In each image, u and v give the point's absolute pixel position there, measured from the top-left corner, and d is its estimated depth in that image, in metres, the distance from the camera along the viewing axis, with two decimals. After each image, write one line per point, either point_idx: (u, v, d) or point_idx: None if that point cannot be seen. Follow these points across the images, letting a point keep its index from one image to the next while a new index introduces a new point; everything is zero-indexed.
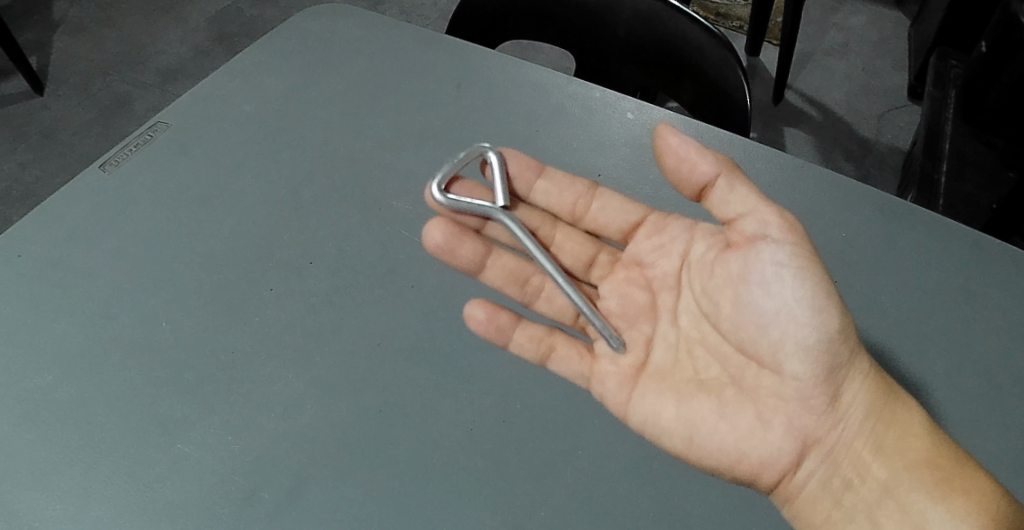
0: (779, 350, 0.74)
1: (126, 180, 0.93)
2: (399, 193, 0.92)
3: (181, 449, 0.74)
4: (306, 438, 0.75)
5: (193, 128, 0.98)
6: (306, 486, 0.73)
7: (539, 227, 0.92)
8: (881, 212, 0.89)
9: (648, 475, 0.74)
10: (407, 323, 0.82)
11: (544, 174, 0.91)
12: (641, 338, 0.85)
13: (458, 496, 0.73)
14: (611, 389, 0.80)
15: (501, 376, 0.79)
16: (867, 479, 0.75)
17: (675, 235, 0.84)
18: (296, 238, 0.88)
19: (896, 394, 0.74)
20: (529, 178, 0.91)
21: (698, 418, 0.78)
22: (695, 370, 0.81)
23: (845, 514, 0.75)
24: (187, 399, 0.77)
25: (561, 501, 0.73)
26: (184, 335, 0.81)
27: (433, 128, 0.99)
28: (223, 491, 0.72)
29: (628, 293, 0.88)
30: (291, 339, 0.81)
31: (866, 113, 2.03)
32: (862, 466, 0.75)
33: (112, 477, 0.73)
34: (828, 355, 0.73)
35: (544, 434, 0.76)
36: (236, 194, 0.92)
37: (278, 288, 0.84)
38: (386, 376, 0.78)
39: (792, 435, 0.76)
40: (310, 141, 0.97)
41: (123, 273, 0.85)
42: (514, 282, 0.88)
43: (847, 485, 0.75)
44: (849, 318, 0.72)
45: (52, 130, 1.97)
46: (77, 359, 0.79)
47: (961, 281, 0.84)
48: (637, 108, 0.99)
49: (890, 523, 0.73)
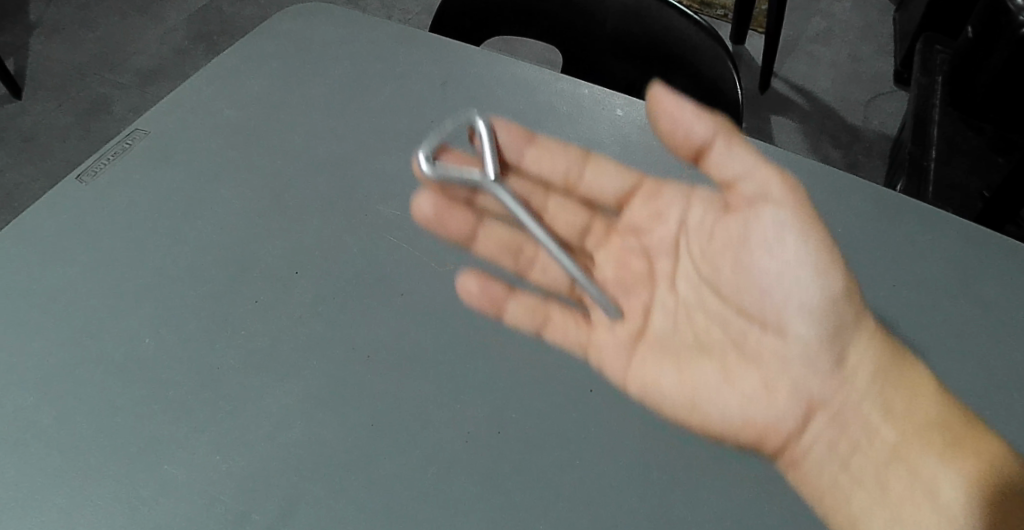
0: (784, 312, 0.75)
1: (105, 191, 0.90)
2: (386, 197, 0.89)
3: (171, 471, 0.71)
4: (299, 456, 0.72)
5: (173, 136, 0.96)
6: (301, 506, 0.70)
7: (532, 197, 0.91)
8: (877, 205, 0.87)
9: (659, 483, 0.70)
10: (398, 333, 0.79)
11: (535, 142, 0.90)
12: (639, 306, 0.87)
13: (453, 512, 0.69)
14: (620, 386, 0.77)
15: (496, 384, 0.76)
16: (874, 440, 0.78)
17: (671, 200, 0.85)
18: (281, 247, 0.85)
19: (906, 365, 0.74)
20: (519, 146, 0.90)
21: (704, 381, 0.79)
22: (696, 336, 0.83)
23: (853, 477, 0.77)
24: (174, 418, 0.74)
25: (565, 515, 0.69)
26: (170, 351, 0.78)
27: (418, 130, 0.96)
28: (217, 514, 0.70)
29: (622, 261, 0.90)
30: (279, 352, 0.78)
31: (853, 100, 2.02)
32: (871, 428, 0.78)
33: (99, 501, 0.70)
34: (831, 316, 0.74)
35: (542, 444, 0.72)
36: (218, 203, 0.89)
37: (265, 299, 0.81)
38: (378, 388, 0.76)
39: (798, 399, 0.78)
40: (293, 147, 0.94)
41: (104, 287, 0.82)
42: (510, 257, 0.87)
43: (855, 448, 0.78)
44: (852, 278, 0.73)
45: (32, 134, 1.92)
46: (60, 380, 0.76)
47: (962, 275, 0.82)
48: (627, 104, 0.97)
49: (898, 484, 0.75)
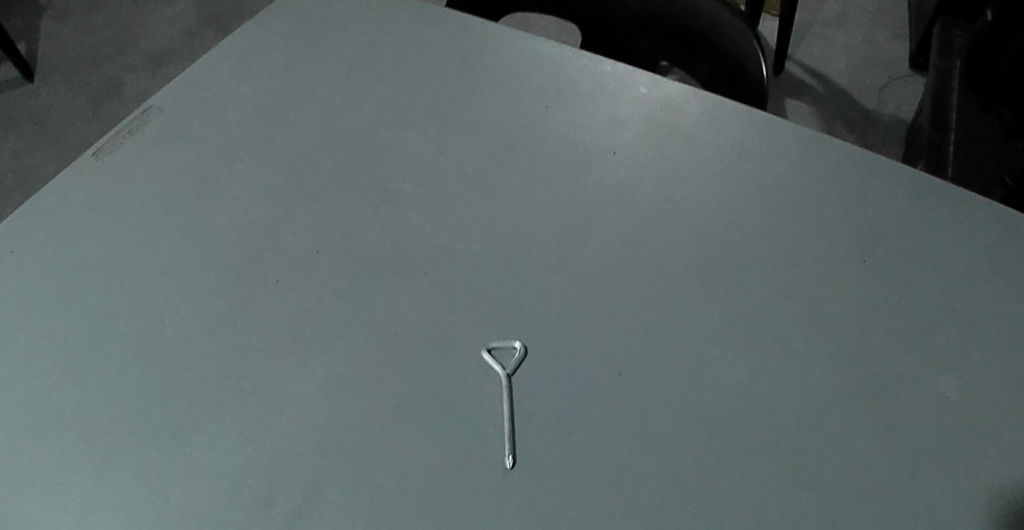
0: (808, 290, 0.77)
1: (123, 170, 0.89)
2: (407, 176, 0.87)
3: (191, 453, 0.68)
4: (324, 437, 0.68)
5: (190, 114, 0.94)
6: (326, 490, 0.66)
7: (552, 158, 0.88)
8: (912, 185, 0.85)
9: (700, 470, 0.67)
10: (421, 313, 0.76)
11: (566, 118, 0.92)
12: (660, 271, 0.79)
13: (488, 499, 0.65)
14: (657, 365, 0.72)
15: (524, 365, 0.72)
16: (889, 429, 0.69)
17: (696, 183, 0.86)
18: (302, 226, 0.83)
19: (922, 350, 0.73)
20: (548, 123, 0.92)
21: (721, 341, 0.74)
22: (710, 298, 0.77)
23: (885, 469, 0.67)
24: (195, 399, 0.71)
25: (604, 501, 0.65)
26: (188, 330, 0.75)
27: (438, 108, 0.94)
28: (238, 499, 0.66)
29: (641, 225, 0.82)
30: (301, 332, 0.75)
31: (868, 83, 1.98)
32: (888, 414, 0.70)
33: (117, 486, 0.67)
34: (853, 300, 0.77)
35: (573, 429, 0.68)
36: (237, 181, 0.87)
37: (285, 278, 0.79)
38: (402, 368, 0.72)
39: (814, 367, 0.72)
40: (311, 125, 0.92)
41: (122, 267, 0.81)
42: (528, 222, 0.83)
43: (876, 435, 0.69)
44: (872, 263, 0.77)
45: (44, 118, 1.91)
46: (77, 361, 0.74)
47: (1001, 258, 0.79)
48: (650, 82, 0.94)
49: (921, 474, 0.67)
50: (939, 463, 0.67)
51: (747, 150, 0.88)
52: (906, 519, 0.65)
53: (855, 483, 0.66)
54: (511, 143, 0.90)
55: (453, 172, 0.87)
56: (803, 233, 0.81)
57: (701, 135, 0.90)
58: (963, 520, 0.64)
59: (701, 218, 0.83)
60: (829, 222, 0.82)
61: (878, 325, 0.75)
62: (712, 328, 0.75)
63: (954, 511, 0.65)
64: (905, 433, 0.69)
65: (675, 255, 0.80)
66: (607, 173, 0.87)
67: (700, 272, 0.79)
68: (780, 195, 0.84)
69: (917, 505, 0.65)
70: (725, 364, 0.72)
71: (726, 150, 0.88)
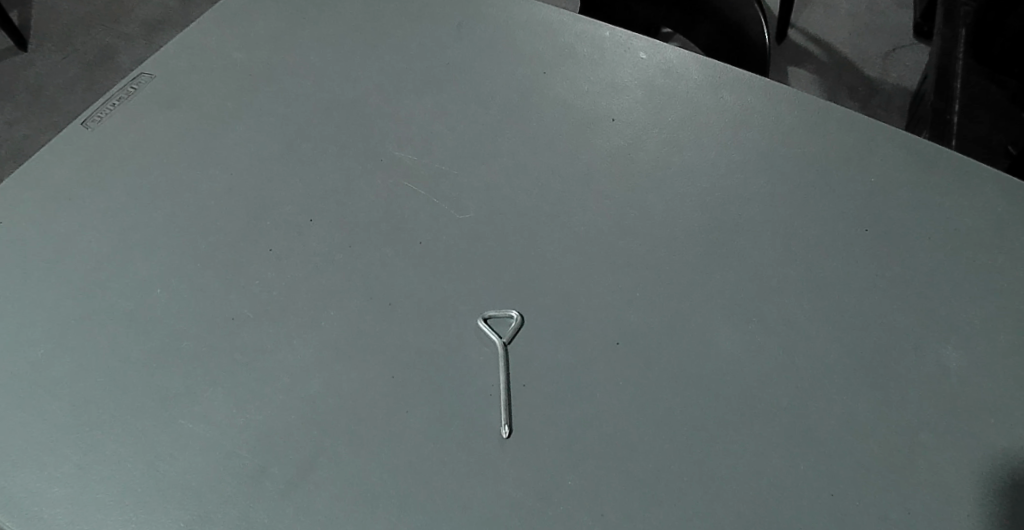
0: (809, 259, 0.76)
1: (113, 137, 0.87)
2: (402, 143, 0.86)
3: (184, 423, 0.67)
4: (318, 407, 0.68)
5: (181, 81, 0.92)
6: (320, 460, 0.65)
7: (550, 125, 0.86)
8: (916, 153, 0.83)
9: (698, 439, 0.66)
10: (417, 282, 0.75)
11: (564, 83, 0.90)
12: (658, 240, 0.77)
13: (485, 468, 0.64)
14: (655, 336, 0.71)
15: (521, 334, 0.71)
16: (888, 399, 0.68)
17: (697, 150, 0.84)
18: (295, 194, 0.82)
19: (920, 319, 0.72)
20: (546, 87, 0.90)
21: (719, 311, 0.73)
22: (709, 267, 0.76)
23: (883, 437, 0.66)
24: (189, 368, 0.70)
25: (601, 471, 0.64)
26: (181, 300, 0.74)
27: (433, 74, 0.92)
28: (232, 468, 0.65)
29: (640, 195, 0.81)
30: (294, 301, 0.74)
31: (872, 52, 1.95)
32: (886, 383, 0.69)
33: (109, 456, 0.66)
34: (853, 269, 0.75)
35: (570, 398, 0.68)
36: (229, 148, 0.86)
37: (279, 247, 0.78)
38: (398, 337, 0.71)
39: (812, 338, 0.71)
40: (304, 91, 0.90)
41: (114, 235, 0.79)
42: (525, 190, 0.81)
43: (874, 405, 0.68)
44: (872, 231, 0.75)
45: (38, 87, 1.88)
46: (69, 330, 0.73)
47: (1004, 227, 0.78)
48: (649, 47, 0.92)
49: (917, 442, 0.66)
50: (937, 433, 0.67)
51: (748, 117, 0.86)
52: (907, 488, 0.64)
53: (855, 452, 0.66)
54: (508, 109, 0.88)
55: (449, 138, 0.86)
56: (805, 201, 0.80)
57: (701, 101, 0.88)
58: (962, 489, 0.64)
59: (701, 185, 0.81)
60: (831, 190, 0.81)
61: (879, 294, 0.74)
62: (711, 296, 0.74)
63: (953, 480, 0.64)
64: (904, 402, 0.68)
65: (675, 223, 0.79)
66: (605, 141, 0.85)
67: (699, 240, 0.77)
68: (781, 163, 0.83)
69: (917, 474, 0.65)
70: (724, 333, 0.72)
71: (727, 117, 0.86)
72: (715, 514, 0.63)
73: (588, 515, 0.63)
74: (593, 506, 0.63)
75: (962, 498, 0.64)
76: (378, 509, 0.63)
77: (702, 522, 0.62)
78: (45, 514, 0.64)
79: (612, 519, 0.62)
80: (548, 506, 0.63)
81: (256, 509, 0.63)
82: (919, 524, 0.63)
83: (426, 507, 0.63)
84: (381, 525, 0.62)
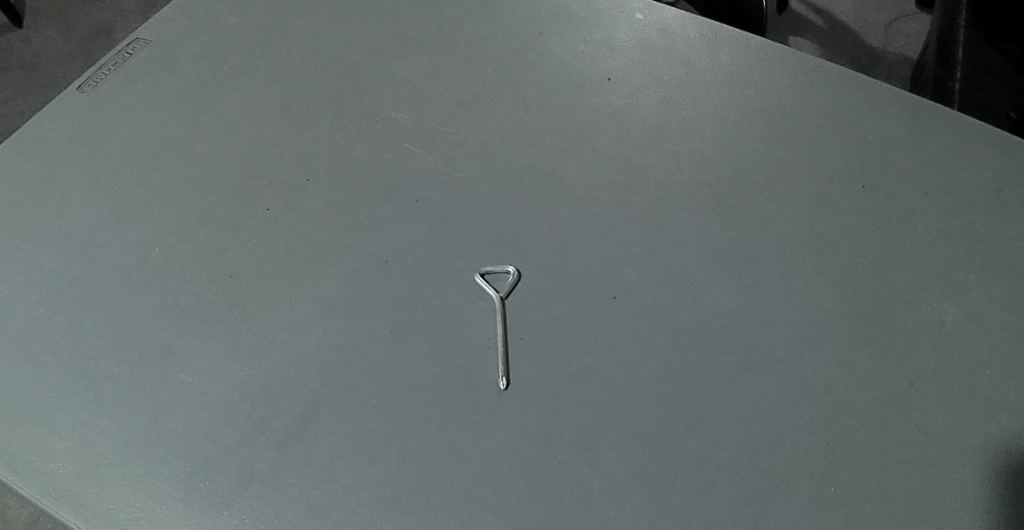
0: (803, 215, 0.76)
1: (108, 100, 0.87)
2: (398, 103, 0.85)
3: (184, 378, 0.68)
4: (315, 362, 0.68)
5: (175, 44, 0.91)
6: (318, 412, 0.65)
7: (545, 85, 0.86)
8: (913, 110, 0.83)
9: (692, 391, 0.67)
10: (413, 240, 0.75)
11: (559, 43, 0.89)
12: (653, 198, 0.77)
13: (482, 419, 0.65)
14: (650, 291, 0.72)
15: (519, 289, 0.72)
16: (880, 353, 0.68)
17: (693, 109, 0.84)
18: (292, 154, 0.81)
19: (912, 276, 0.73)
20: (541, 48, 0.89)
21: (714, 266, 0.73)
22: (704, 224, 0.76)
23: (875, 392, 0.67)
24: (189, 325, 0.71)
25: (596, 421, 0.65)
26: (179, 259, 0.75)
27: (429, 35, 0.91)
28: (232, 420, 0.65)
29: (636, 153, 0.80)
30: (291, 260, 0.74)
31: (874, 21, 1.93)
32: (878, 338, 0.69)
33: (112, 411, 0.66)
34: (848, 226, 0.76)
35: (566, 351, 0.68)
36: (224, 109, 0.85)
37: (275, 206, 0.78)
38: (396, 293, 0.72)
39: (806, 293, 0.72)
40: (299, 53, 0.90)
41: (111, 195, 0.79)
42: (520, 150, 0.81)
43: (866, 358, 0.68)
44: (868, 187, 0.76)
45: (36, 64, 1.87)
46: (69, 289, 0.74)
47: (999, 182, 0.78)
48: (646, 7, 0.91)
49: (909, 396, 0.67)
50: (928, 385, 0.67)
51: (745, 75, 0.86)
52: (898, 438, 0.65)
53: (847, 403, 0.66)
54: (504, 69, 0.88)
55: (445, 98, 0.85)
56: (802, 158, 0.80)
57: (698, 60, 0.87)
58: (957, 438, 0.65)
59: (698, 143, 0.81)
60: (828, 147, 0.80)
61: (875, 248, 0.74)
62: (708, 251, 0.74)
63: (948, 430, 0.65)
64: (899, 354, 0.68)
65: (671, 180, 0.78)
66: (602, 100, 0.85)
67: (696, 197, 0.77)
68: (779, 120, 0.83)
69: (908, 423, 0.65)
70: (720, 288, 0.72)
71: (724, 76, 0.86)
72: (711, 461, 0.64)
73: (583, 464, 0.63)
74: (590, 455, 0.64)
75: (957, 447, 0.64)
76: (377, 459, 0.63)
77: (698, 469, 0.63)
78: (49, 467, 0.64)
79: (608, 467, 0.63)
80: (545, 455, 0.64)
81: (256, 460, 0.64)
82: (914, 472, 0.63)
83: (425, 456, 0.63)
84: (381, 474, 0.63)
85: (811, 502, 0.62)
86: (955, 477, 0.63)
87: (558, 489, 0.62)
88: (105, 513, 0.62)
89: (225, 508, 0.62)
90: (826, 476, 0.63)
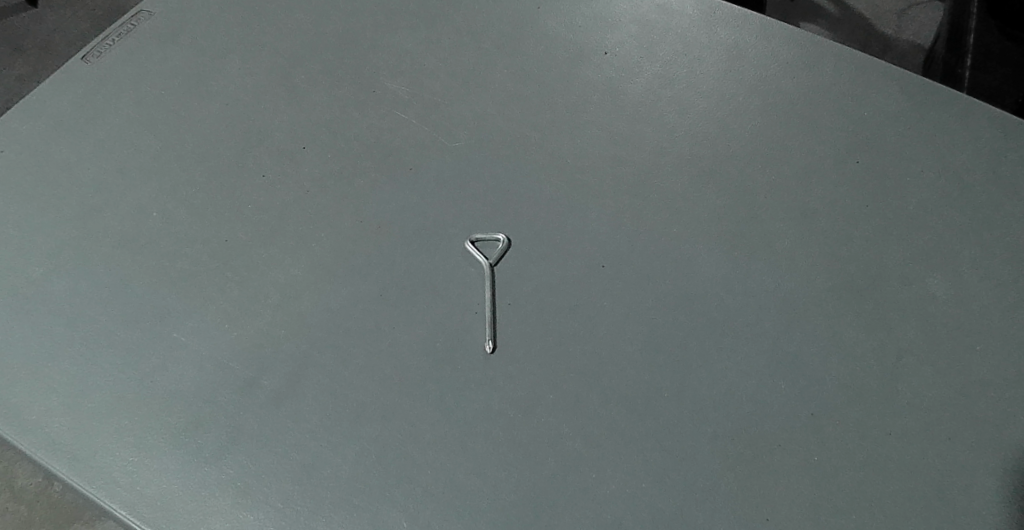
0: (793, 188, 0.76)
1: (110, 70, 0.88)
2: (395, 74, 0.86)
3: (178, 337, 0.69)
4: (305, 326, 0.69)
5: (178, 16, 0.92)
6: (307, 373, 0.67)
7: (541, 59, 0.86)
8: (908, 87, 0.83)
9: (677, 358, 0.67)
10: (406, 208, 0.75)
11: (556, 17, 0.89)
12: (645, 170, 0.78)
13: (468, 382, 0.66)
14: (639, 261, 0.72)
15: (508, 256, 0.72)
16: (865, 324, 0.69)
17: (688, 85, 0.84)
18: (288, 123, 0.82)
19: (900, 250, 0.73)
20: (538, 23, 0.89)
21: (703, 238, 0.74)
22: (694, 196, 0.76)
23: (860, 362, 0.67)
24: (185, 286, 0.72)
25: (580, 386, 0.66)
26: (174, 223, 0.76)
27: (428, 8, 0.91)
28: (224, 379, 0.67)
29: (631, 126, 0.81)
30: (285, 224, 0.75)
31: (886, 6, 1.92)
32: (863, 310, 0.70)
33: (107, 368, 0.68)
34: (838, 200, 0.76)
35: (553, 317, 0.69)
36: (223, 79, 0.86)
37: (272, 173, 0.78)
38: (387, 260, 0.72)
39: (793, 265, 0.72)
40: (298, 25, 0.90)
41: (111, 161, 0.80)
42: (514, 122, 0.81)
43: (851, 330, 0.69)
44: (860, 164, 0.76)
45: (49, 42, 1.89)
46: (68, 252, 0.75)
47: (991, 159, 0.78)
48: None
49: (893, 367, 0.67)
50: (912, 356, 0.67)
51: (742, 52, 0.86)
52: (881, 409, 0.65)
53: (831, 372, 0.66)
54: (502, 42, 0.88)
55: (441, 70, 0.86)
56: (796, 132, 0.80)
57: (696, 36, 0.87)
58: (944, 413, 0.65)
59: (692, 118, 0.81)
60: (823, 122, 0.81)
61: (864, 222, 0.75)
62: (697, 223, 0.74)
63: (932, 403, 0.65)
64: (887, 329, 0.69)
65: (664, 153, 0.79)
66: (598, 73, 0.85)
67: (687, 170, 0.78)
68: (774, 95, 0.83)
69: (891, 392, 0.66)
70: (708, 258, 0.72)
71: (721, 52, 0.86)
72: (693, 427, 0.64)
73: (566, 425, 0.64)
74: (574, 420, 0.64)
75: (942, 422, 0.64)
76: (364, 419, 0.64)
77: (680, 433, 0.64)
78: (44, 422, 0.66)
79: (592, 430, 0.64)
80: (529, 417, 0.64)
81: (245, 418, 0.65)
82: (898, 444, 0.63)
83: (410, 418, 0.64)
84: (367, 434, 0.64)
85: (795, 470, 0.62)
86: (936, 449, 0.63)
87: (540, 451, 0.63)
88: (99, 466, 0.64)
89: (214, 463, 0.63)
90: (808, 444, 0.63)
